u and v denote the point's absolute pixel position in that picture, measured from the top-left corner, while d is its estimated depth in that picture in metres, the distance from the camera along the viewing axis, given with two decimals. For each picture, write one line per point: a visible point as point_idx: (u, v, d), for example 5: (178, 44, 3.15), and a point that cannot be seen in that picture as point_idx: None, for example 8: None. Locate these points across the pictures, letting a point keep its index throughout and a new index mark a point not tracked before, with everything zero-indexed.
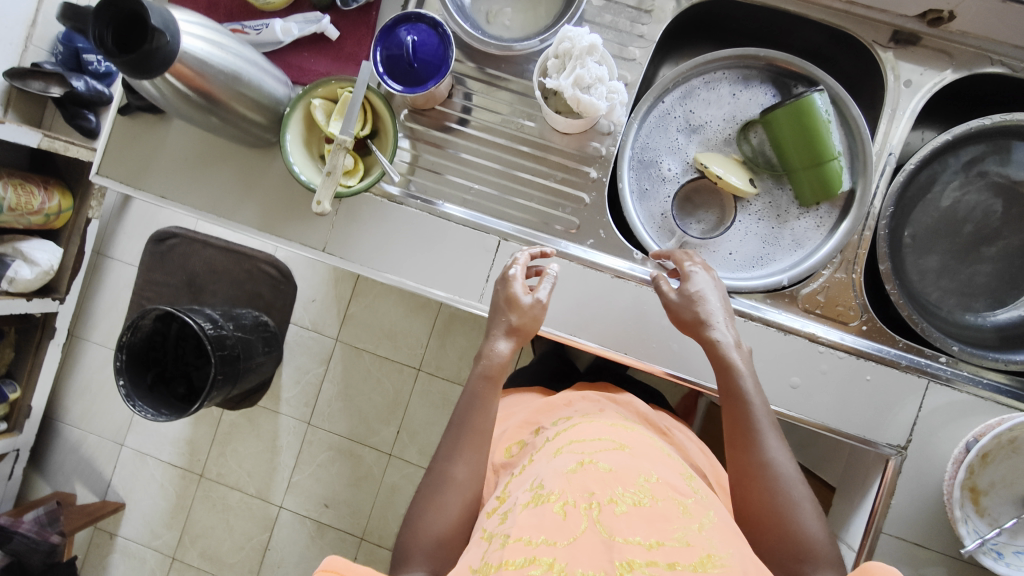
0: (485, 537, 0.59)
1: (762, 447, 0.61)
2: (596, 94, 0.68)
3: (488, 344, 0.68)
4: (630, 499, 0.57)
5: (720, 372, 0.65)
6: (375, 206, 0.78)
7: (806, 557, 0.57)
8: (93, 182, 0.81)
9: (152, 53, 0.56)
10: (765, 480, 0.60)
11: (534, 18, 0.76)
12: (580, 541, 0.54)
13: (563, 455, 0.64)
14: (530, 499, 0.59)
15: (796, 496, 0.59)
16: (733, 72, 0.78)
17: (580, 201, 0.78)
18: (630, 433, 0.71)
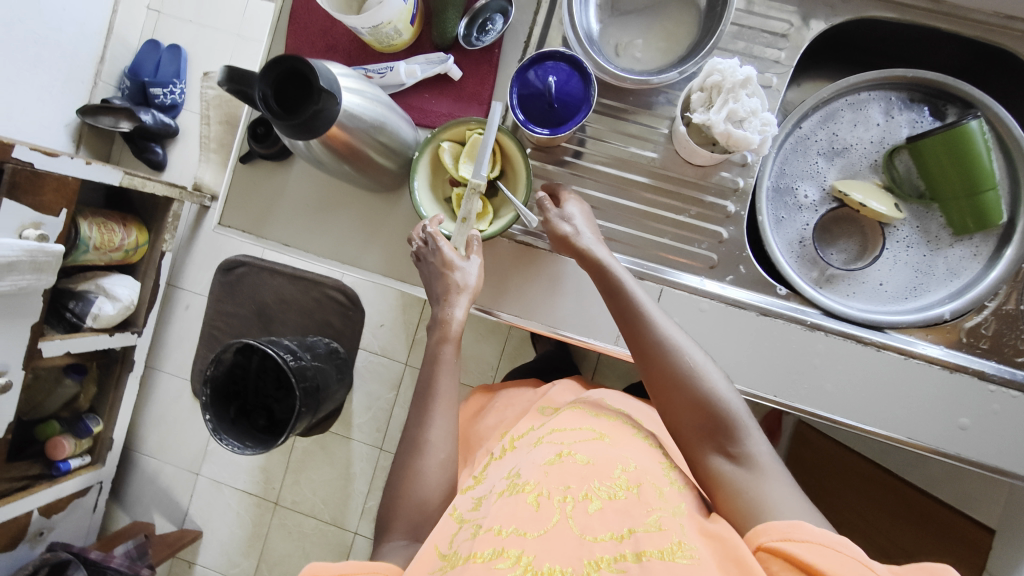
0: (456, 517, 0.62)
1: (652, 331, 0.64)
2: (750, 128, 0.64)
3: (443, 311, 0.69)
4: (606, 495, 0.61)
5: (614, 301, 0.66)
6: (504, 248, 0.77)
7: (720, 429, 0.60)
8: (219, 234, 0.80)
9: (318, 114, 0.54)
10: (664, 360, 0.62)
11: (667, 47, 0.73)
12: (552, 533, 0.57)
13: (542, 447, 0.69)
14: (506, 488, 0.63)
15: (692, 363, 0.62)
16: (880, 93, 0.75)
17: (716, 237, 0.75)
18: (611, 424, 0.74)
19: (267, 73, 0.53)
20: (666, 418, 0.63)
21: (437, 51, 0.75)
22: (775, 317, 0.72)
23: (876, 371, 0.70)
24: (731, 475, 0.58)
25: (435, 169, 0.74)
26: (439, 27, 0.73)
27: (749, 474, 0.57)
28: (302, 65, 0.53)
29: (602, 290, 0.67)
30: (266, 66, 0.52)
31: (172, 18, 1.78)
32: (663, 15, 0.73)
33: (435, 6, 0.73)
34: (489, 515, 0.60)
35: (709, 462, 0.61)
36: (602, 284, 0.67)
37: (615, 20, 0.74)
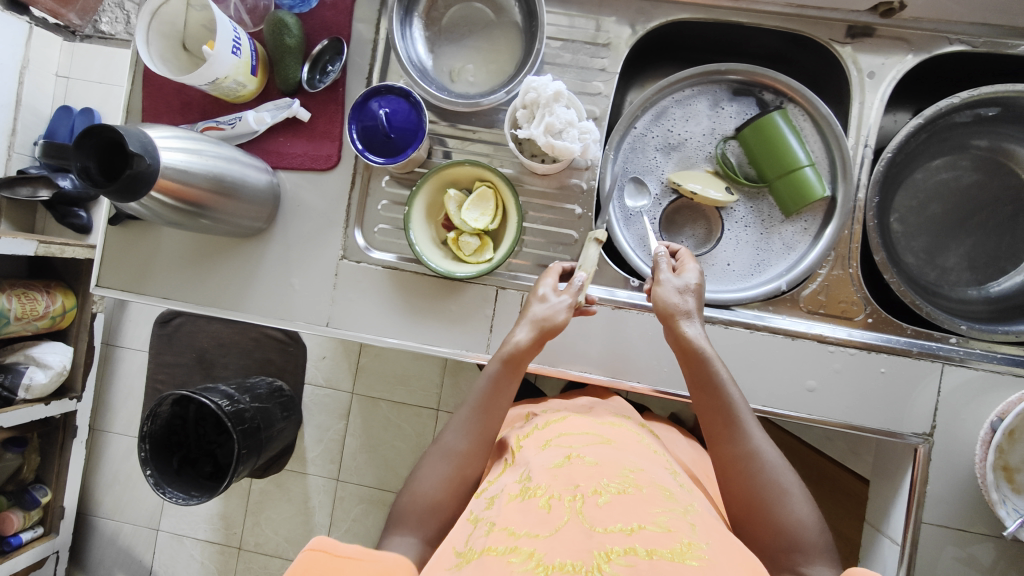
0: (471, 519, 0.61)
1: (744, 437, 0.62)
2: (569, 138, 0.69)
3: (510, 332, 0.69)
4: (615, 489, 0.59)
5: (694, 367, 0.65)
6: (373, 275, 0.80)
7: (796, 547, 0.56)
8: (97, 294, 0.82)
9: (135, 176, 0.57)
10: (750, 468, 0.61)
11: (497, 69, 0.77)
12: (563, 532, 0.54)
13: (551, 450, 0.68)
14: (517, 491, 0.62)
15: (786, 484, 0.59)
16: (703, 88, 0.79)
17: (569, 239, 0.79)
18: (617, 430, 0.75)
19: (81, 145, 0.55)
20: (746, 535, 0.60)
21: (284, 97, 0.79)
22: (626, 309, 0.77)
23: (726, 348, 0.74)
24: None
25: (432, 205, 0.79)
26: (281, 74, 0.77)
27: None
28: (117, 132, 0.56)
29: (694, 383, 0.66)
30: (78, 139, 0.55)
31: (81, 82, 1.80)
32: (489, 38, 0.77)
33: (274, 54, 0.76)
34: (501, 515, 0.59)
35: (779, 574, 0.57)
36: (693, 376, 0.66)
37: (444, 48, 0.77)
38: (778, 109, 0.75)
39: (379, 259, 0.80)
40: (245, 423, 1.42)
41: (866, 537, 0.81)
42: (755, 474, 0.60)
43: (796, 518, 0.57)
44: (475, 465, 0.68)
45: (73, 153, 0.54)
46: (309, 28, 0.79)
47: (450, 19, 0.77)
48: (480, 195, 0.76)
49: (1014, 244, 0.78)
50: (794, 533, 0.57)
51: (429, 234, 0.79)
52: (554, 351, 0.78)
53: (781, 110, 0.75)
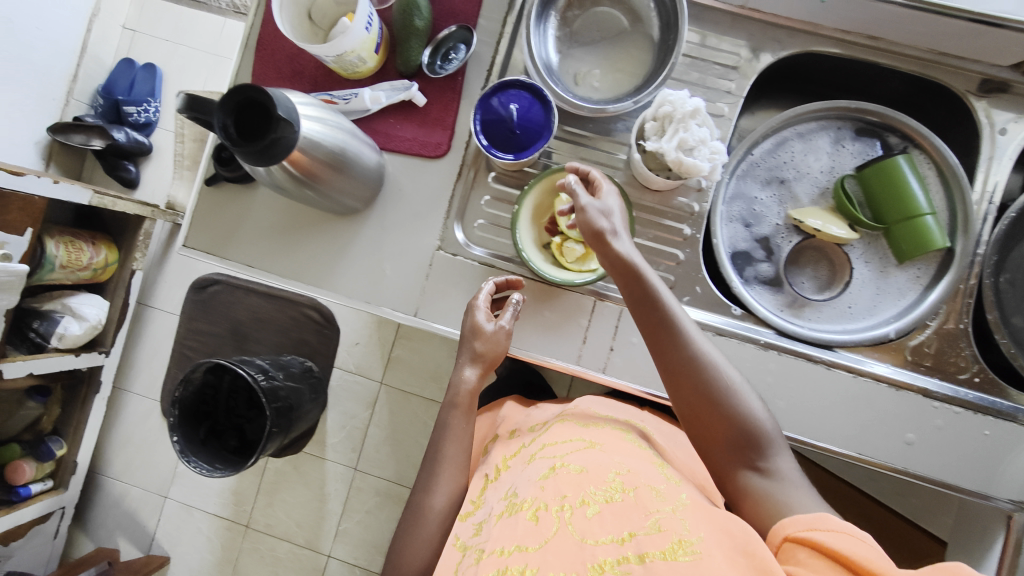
0: (461, 548, 0.67)
1: (686, 347, 0.66)
2: (699, 157, 0.67)
3: (456, 373, 0.74)
4: (602, 497, 0.62)
5: (629, 282, 0.67)
6: (467, 269, 0.78)
7: (751, 445, 0.64)
8: (182, 254, 0.80)
9: (276, 142, 0.55)
10: (699, 376, 0.65)
11: (624, 77, 0.75)
12: (552, 544, 0.59)
13: (535, 465, 0.71)
14: (505, 509, 0.66)
15: (727, 381, 0.65)
16: (826, 123, 0.78)
17: (674, 258, 0.77)
18: (600, 433, 0.76)
19: (227, 102, 0.54)
20: (699, 432, 0.67)
21: (402, 78, 0.77)
22: (730, 337, 0.74)
23: (825, 389, 0.72)
24: (762, 491, 0.62)
25: (539, 206, 0.77)
26: (403, 56, 0.76)
27: (776, 487, 0.61)
28: (264, 95, 0.54)
29: (633, 300, 0.68)
30: (225, 95, 0.53)
31: (147, 37, 1.79)
32: (621, 46, 0.75)
33: (399, 35, 0.75)
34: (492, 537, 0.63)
35: (742, 478, 0.64)
36: (630, 292, 0.68)
37: (572, 51, 0.76)
38: (903, 154, 0.74)
39: (476, 254, 0.78)
40: (278, 400, 1.40)
41: None
42: (705, 378, 0.65)
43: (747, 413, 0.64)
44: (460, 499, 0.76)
45: (219, 110, 0.52)
46: (436, 13, 0.78)
47: (583, 21, 0.75)
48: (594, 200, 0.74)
49: None
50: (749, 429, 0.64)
51: (533, 236, 0.77)
52: (645, 369, 0.76)
53: (906, 154, 0.74)
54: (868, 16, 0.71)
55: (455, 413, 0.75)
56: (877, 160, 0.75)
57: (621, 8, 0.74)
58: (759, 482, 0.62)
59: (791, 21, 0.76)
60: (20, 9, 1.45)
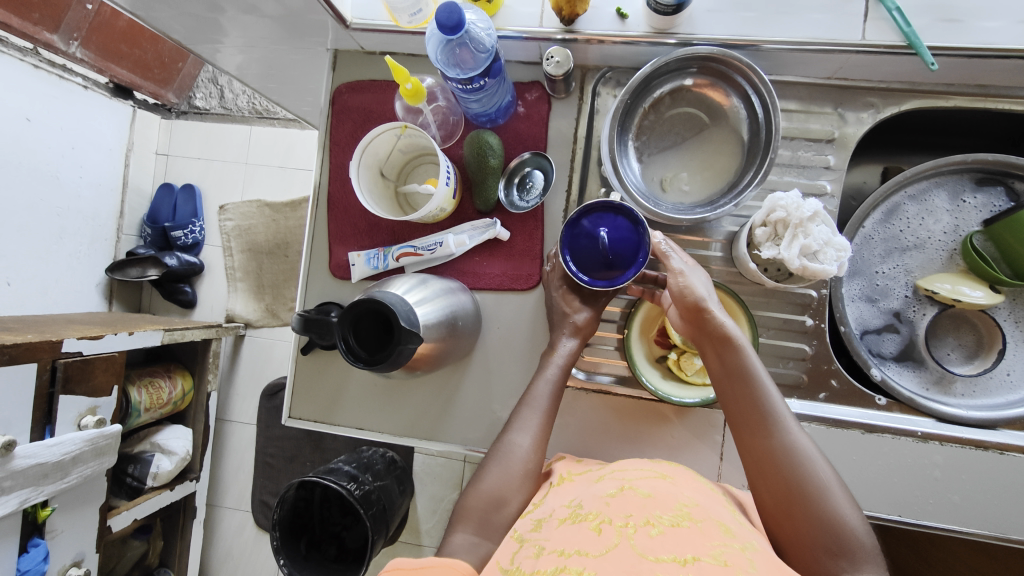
0: (517, 539, 0.54)
1: (781, 430, 0.53)
2: (826, 259, 0.62)
3: (557, 335, 0.67)
4: (668, 521, 0.50)
5: (716, 347, 0.57)
6: (581, 398, 0.75)
7: (843, 552, 0.48)
8: (290, 426, 0.79)
9: (399, 355, 0.52)
10: (788, 464, 0.52)
11: (714, 175, 0.71)
12: (612, 555, 0.47)
13: (603, 482, 0.59)
14: (567, 516, 0.55)
15: (825, 477, 0.51)
16: (940, 180, 0.72)
17: (801, 354, 0.72)
18: (675, 467, 0.64)
19: (348, 320, 0.52)
20: (785, 536, 0.51)
21: (482, 216, 0.75)
22: (882, 432, 0.68)
23: (1001, 477, 0.66)
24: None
25: (647, 320, 0.74)
26: (481, 195, 0.73)
27: None
28: (376, 302, 0.53)
29: (721, 372, 0.57)
30: (345, 313, 0.52)
31: (180, 159, 1.83)
32: (705, 143, 0.71)
33: (475, 175, 0.72)
34: (550, 538, 0.52)
35: None
36: (722, 365, 0.57)
37: (654, 157, 0.72)
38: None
39: (589, 381, 0.76)
40: (373, 506, 1.38)
41: None
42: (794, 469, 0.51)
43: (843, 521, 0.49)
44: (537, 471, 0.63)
45: (340, 332, 0.51)
46: (503, 142, 0.75)
47: (660, 124, 0.71)
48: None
49: None
50: (845, 539, 0.48)
51: (645, 352, 0.73)
52: None
53: None
54: (976, 68, 0.65)
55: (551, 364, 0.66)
56: (1010, 213, 0.68)
57: (699, 105, 0.70)
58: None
59: (885, 82, 0.70)
60: (63, 163, 1.49)
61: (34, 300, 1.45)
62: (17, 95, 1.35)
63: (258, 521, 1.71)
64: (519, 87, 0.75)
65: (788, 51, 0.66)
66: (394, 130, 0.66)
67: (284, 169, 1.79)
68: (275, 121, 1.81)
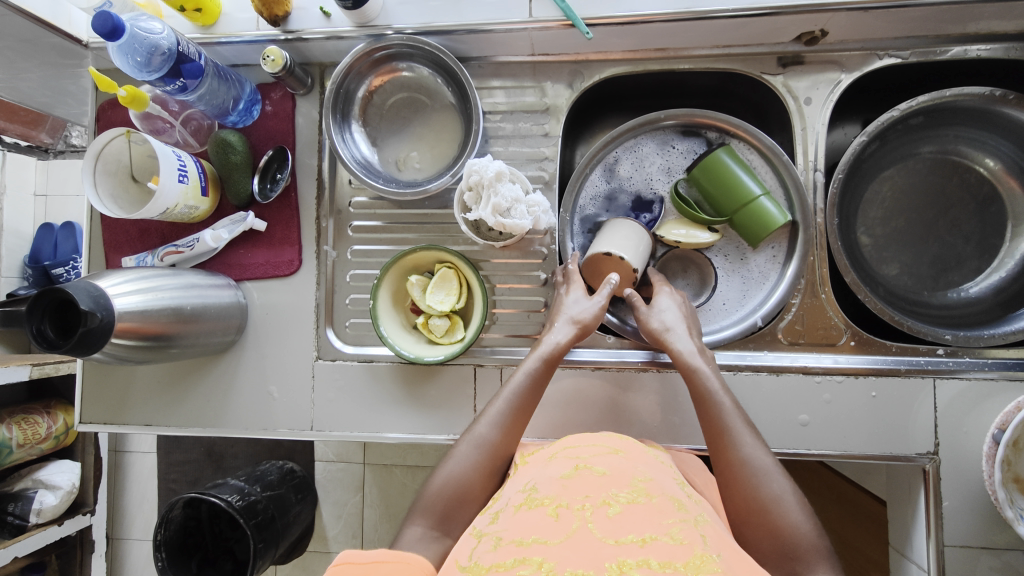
0: (475, 535, 0.54)
1: (740, 444, 0.61)
2: (517, 215, 0.69)
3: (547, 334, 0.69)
4: (625, 499, 0.52)
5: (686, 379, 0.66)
6: (351, 371, 0.80)
7: (797, 555, 0.53)
8: (81, 431, 0.82)
9: (91, 331, 0.57)
10: (748, 477, 0.58)
11: (441, 152, 0.78)
12: (574, 540, 0.48)
13: (558, 460, 0.61)
14: (523, 500, 0.55)
15: (776, 490, 0.56)
16: (645, 136, 0.81)
17: (537, 306, 0.79)
18: (623, 440, 0.66)
19: (34, 309, 0.55)
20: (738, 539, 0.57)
21: (239, 210, 0.80)
22: (609, 367, 0.79)
23: None
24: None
25: (399, 295, 0.80)
26: (233, 189, 0.79)
27: None
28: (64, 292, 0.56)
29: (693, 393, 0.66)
30: (29, 305, 0.55)
31: (60, 197, 1.84)
32: (430, 123, 0.78)
33: (222, 172, 0.78)
34: (507, 526, 0.52)
35: None
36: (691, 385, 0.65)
37: (387, 140, 0.78)
38: (724, 146, 0.75)
39: (352, 355, 0.80)
40: (258, 515, 1.39)
41: (894, 563, 0.78)
42: (751, 479, 0.58)
43: (795, 526, 0.54)
44: (502, 458, 0.64)
45: (27, 320, 0.54)
46: (254, 140, 0.81)
47: (389, 109, 0.78)
48: (443, 276, 0.76)
49: (986, 241, 0.77)
50: (801, 545, 0.53)
51: (400, 321, 0.79)
52: (541, 420, 0.78)
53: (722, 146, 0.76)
54: (644, 34, 0.74)
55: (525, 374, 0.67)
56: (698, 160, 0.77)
57: (420, 89, 0.77)
58: None
59: (583, 54, 0.78)
60: None
61: None
62: None
63: None
64: (265, 88, 0.81)
65: (479, 33, 0.73)
66: (122, 136, 0.73)
67: None
68: None
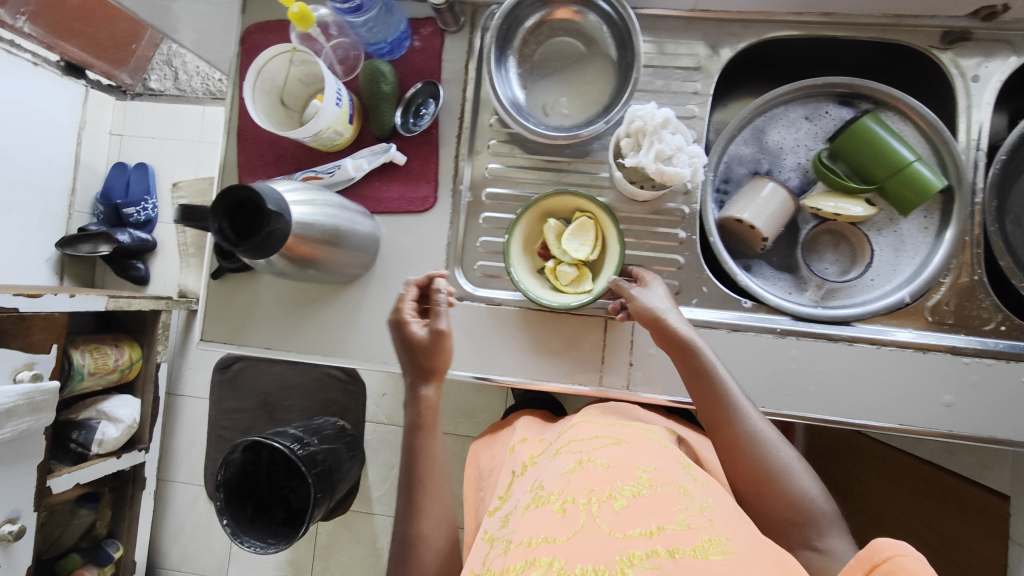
0: (488, 539, 0.63)
1: (744, 420, 0.65)
2: (679, 163, 0.68)
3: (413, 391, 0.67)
4: (630, 492, 0.56)
5: (682, 358, 0.68)
6: (478, 313, 0.79)
7: (807, 521, 0.59)
8: (201, 349, 0.82)
9: (271, 235, 0.57)
10: (753, 449, 0.63)
11: (591, 100, 0.77)
12: (581, 535, 0.54)
13: (561, 458, 0.65)
14: (532, 500, 0.61)
15: (785, 461, 0.62)
16: (796, 103, 0.81)
17: (675, 264, 0.77)
18: (629, 429, 0.71)
19: (219, 207, 0.55)
20: (754, 510, 0.63)
21: (379, 142, 0.80)
22: (746, 331, 0.74)
23: (853, 366, 0.71)
24: (818, 566, 0.56)
25: (531, 236, 0.78)
26: (377, 120, 0.78)
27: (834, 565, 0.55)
28: (244, 190, 0.56)
29: (688, 374, 0.68)
30: (215, 202, 0.55)
31: (134, 138, 1.85)
32: (582, 69, 0.77)
33: (369, 102, 0.78)
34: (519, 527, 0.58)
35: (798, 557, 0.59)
36: (687, 368, 0.68)
37: (538, 84, 0.78)
38: (870, 115, 0.75)
39: (480, 297, 0.80)
40: (317, 466, 1.38)
41: None
42: (761, 453, 0.63)
43: (806, 493, 0.60)
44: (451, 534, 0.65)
45: (214, 216, 0.54)
46: (400, 73, 0.81)
47: (542, 54, 0.77)
48: (580, 224, 0.74)
49: None
50: (810, 509, 0.59)
51: (527, 264, 0.77)
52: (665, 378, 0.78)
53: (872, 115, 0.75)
54: None
55: (413, 410, 0.68)
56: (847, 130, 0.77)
57: (577, 35, 0.76)
58: (816, 561, 0.56)
59: (745, 13, 0.77)
60: (12, 136, 1.52)
61: None
62: None
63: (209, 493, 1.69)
64: (416, 23, 0.81)
65: None
66: (284, 54, 0.72)
67: None
68: None
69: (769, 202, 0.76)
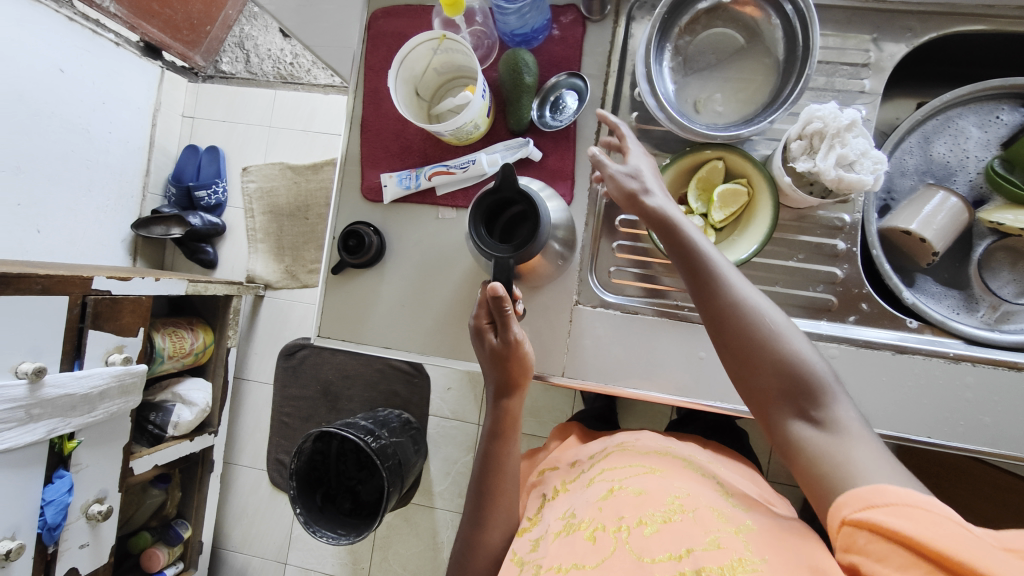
0: (516, 562, 0.56)
1: (727, 289, 0.54)
2: (862, 170, 0.62)
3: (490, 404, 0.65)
4: (661, 518, 0.51)
5: (665, 235, 0.59)
6: (612, 320, 0.75)
7: (801, 391, 0.49)
8: (319, 345, 0.80)
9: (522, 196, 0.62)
10: (737, 323, 0.53)
11: (749, 97, 0.71)
12: (611, 562, 0.49)
13: (595, 485, 0.60)
14: (561, 528, 0.56)
15: (773, 325, 0.52)
16: (971, 106, 0.74)
17: (832, 277, 0.72)
18: (662, 458, 0.63)
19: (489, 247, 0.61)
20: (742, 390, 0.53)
21: (514, 137, 0.76)
22: (914, 354, 0.68)
23: None
24: (812, 442, 0.47)
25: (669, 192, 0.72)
26: (514, 114, 0.74)
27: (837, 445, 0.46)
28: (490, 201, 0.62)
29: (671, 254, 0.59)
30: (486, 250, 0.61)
31: (205, 121, 1.83)
32: (740, 64, 0.72)
33: (509, 95, 0.73)
34: (548, 554, 0.54)
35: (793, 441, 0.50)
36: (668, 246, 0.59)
37: (690, 78, 0.73)
38: None
39: (613, 304, 0.76)
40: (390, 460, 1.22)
41: None
42: (740, 324, 0.53)
43: (795, 357, 0.50)
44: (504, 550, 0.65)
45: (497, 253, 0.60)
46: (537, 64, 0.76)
47: (697, 45, 0.72)
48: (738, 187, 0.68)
49: None
50: (800, 373, 0.50)
51: None
52: None
53: None
54: None
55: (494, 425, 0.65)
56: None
57: (735, 25, 0.70)
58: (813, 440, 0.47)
59: (922, 6, 0.70)
60: (95, 115, 1.51)
61: (61, 249, 1.47)
62: (50, 44, 1.37)
63: (273, 479, 1.69)
64: (555, 10, 0.76)
65: None
66: (432, 42, 0.67)
67: (307, 132, 1.77)
68: (299, 86, 1.79)
69: (942, 212, 0.70)
